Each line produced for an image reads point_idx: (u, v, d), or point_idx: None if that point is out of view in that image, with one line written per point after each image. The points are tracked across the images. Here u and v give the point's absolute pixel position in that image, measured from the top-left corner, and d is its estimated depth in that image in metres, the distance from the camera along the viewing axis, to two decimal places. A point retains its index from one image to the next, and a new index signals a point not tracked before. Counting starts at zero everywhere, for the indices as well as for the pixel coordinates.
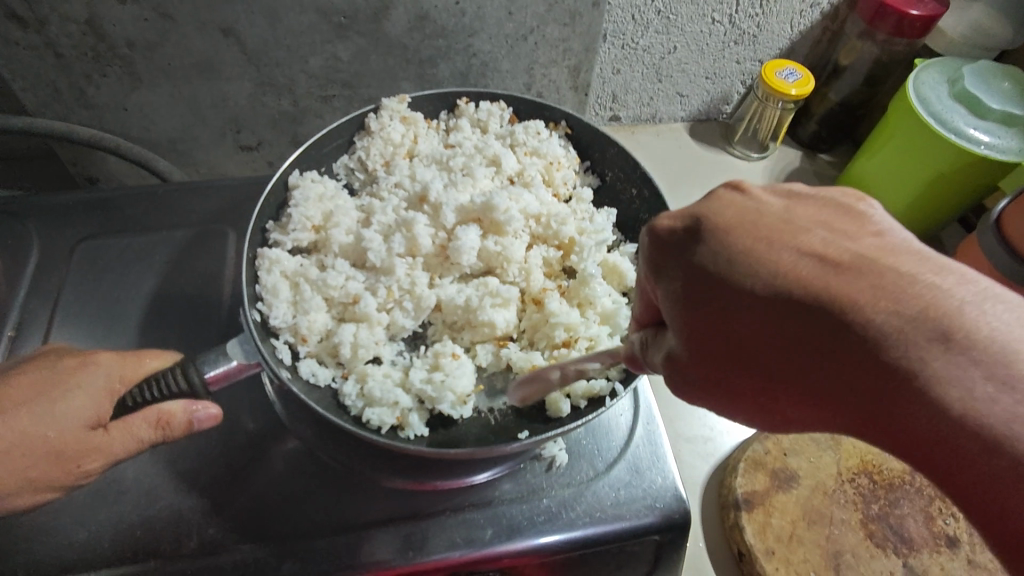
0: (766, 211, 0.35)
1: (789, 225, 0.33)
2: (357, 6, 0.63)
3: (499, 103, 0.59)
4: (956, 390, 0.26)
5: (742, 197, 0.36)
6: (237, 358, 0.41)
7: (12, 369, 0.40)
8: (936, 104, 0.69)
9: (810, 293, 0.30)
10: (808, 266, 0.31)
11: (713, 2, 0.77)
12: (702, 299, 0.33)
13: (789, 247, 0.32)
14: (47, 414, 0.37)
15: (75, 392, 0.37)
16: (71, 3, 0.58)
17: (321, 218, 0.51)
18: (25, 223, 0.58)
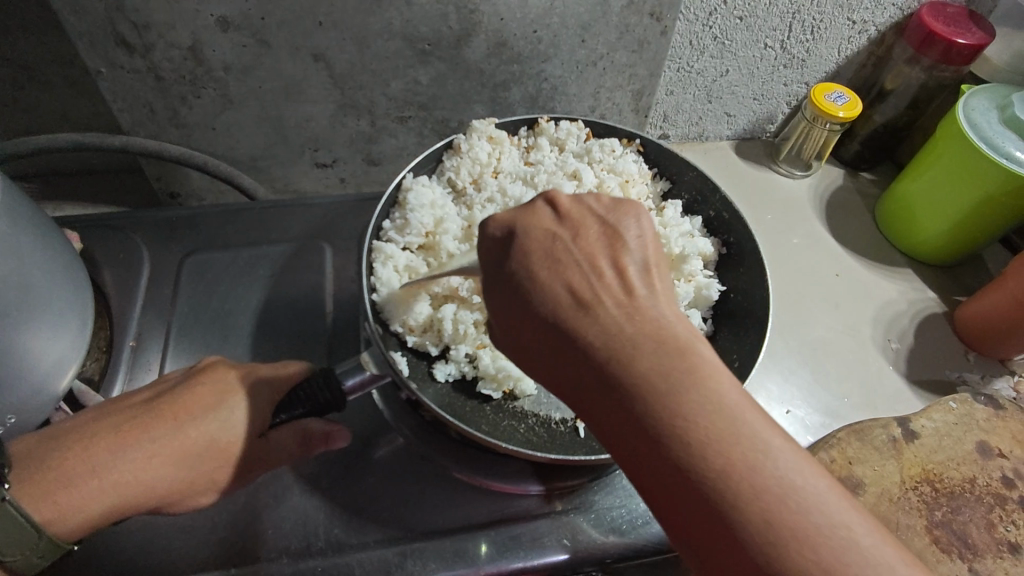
0: (565, 237, 0.39)
1: (576, 261, 0.38)
2: (442, 34, 0.66)
3: (576, 123, 0.62)
4: (689, 442, 0.32)
5: (552, 229, 0.39)
6: (369, 368, 0.44)
7: (180, 378, 0.44)
8: (986, 129, 0.72)
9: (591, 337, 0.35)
10: (621, 307, 0.36)
11: (768, 29, 0.81)
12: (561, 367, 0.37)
13: (598, 291, 0.36)
14: (227, 421, 0.42)
15: (247, 402, 0.43)
16: (178, 30, 0.62)
17: (433, 224, 0.56)
18: (133, 239, 0.61)
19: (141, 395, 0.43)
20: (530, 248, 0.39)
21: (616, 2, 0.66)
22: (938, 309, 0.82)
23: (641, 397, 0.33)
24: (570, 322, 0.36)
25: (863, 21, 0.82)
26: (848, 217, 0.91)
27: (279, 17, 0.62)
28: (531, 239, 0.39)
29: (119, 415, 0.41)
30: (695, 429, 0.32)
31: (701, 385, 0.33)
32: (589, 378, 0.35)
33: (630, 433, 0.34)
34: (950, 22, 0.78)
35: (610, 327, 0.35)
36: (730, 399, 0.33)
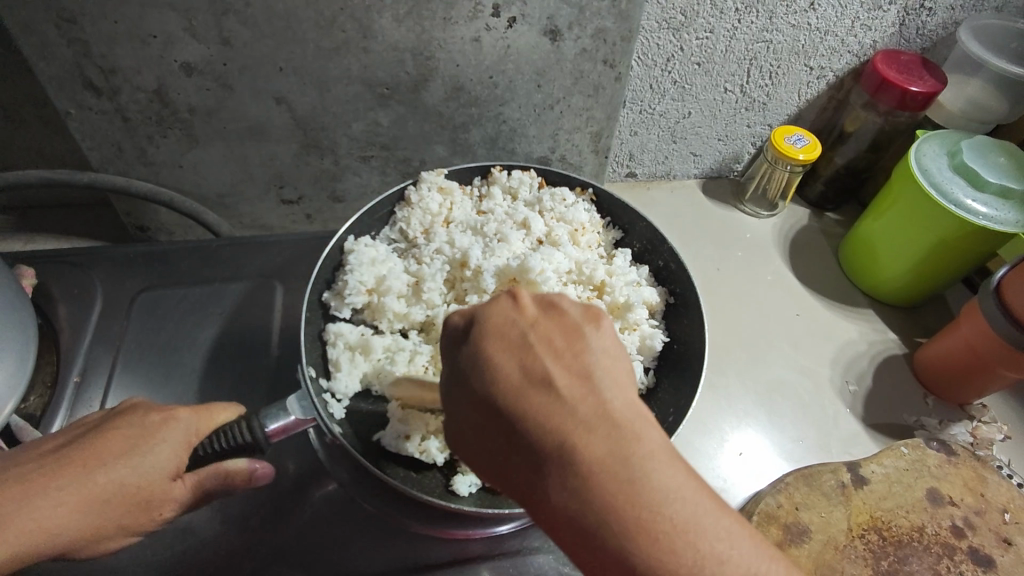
0: (523, 323, 0.41)
1: (528, 345, 0.39)
2: (400, 79, 0.69)
3: (528, 172, 0.64)
4: (635, 520, 0.33)
5: (513, 314, 0.41)
6: (295, 413, 0.46)
7: (102, 420, 0.44)
8: (937, 176, 0.73)
9: (499, 386, 0.38)
10: (530, 390, 0.37)
11: (726, 74, 0.83)
12: (486, 438, 0.38)
13: (534, 367, 0.38)
14: (139, 465, 0.42)
15: (160, 445, 0.43)
16: (143, 75, 0.64)
17: (374, 282, 0.57)
18: (89, 274, 0.62)
19: (66, 435, 0.43)
20: (498, 332, 0.41)
21: (569, 49, 0.69)
22: (897, 351, 0.82)
23: (585, 476, 0.34)
24: (514, 405, 0.37)
25: (820, 67, 0.84)
26: (810, 257, 0.92)
27: (241, 63, 0.65)
28: (495, 326, 0.41)
29: (31, 461, 0.41)
30: (630, 510, 0.33)
31: (642, 462, 0.35)
32: (530, 449, 0.36)
33: (549, 502, 0.35)
34: (903, 70, 0.80)
35: (568, 408, 0.36)
36: (666, 478, 0.35)
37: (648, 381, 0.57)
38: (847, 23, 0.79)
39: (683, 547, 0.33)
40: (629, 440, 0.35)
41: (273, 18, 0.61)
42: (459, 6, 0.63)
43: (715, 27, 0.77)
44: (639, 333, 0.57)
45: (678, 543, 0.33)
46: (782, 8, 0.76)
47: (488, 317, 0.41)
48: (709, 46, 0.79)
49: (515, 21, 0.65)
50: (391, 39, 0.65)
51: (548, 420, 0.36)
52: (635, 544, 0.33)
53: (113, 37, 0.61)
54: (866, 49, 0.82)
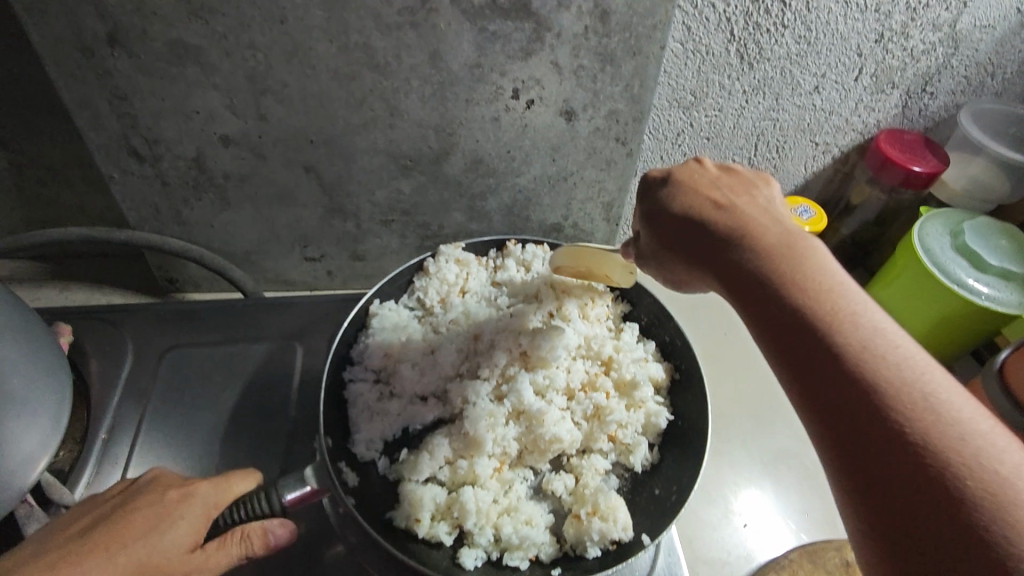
0: (722, 190, 0.52)
1: (731, 199, 0.51)
2: (422, 152, 0.73)
3: (542, 247, 0.68)
4: (918, 424, 0.37)
5: (762, 204, 0.51)
6: (309, 483, 0.49)
7: (125, 501, 0.46)
8: (940, 255, 0.75)
9: (747, 256, 0.47)
10: (730, 211, 0.50)
11: (734, 147, 0.86)
12: (768, 310, 0.45)
13: (719, 213, 0.50)
14: (159, 540, 0.43)
15: (180, 519, 0.45)
16: (184, 144, 0.69)
17: (394, 347, 0.62)
18: (122, 332, 0.66)
19: (90, 519, 0.45)
20: (693, 191, 0.52)
21: (583, 128, 0.73)
22: None
23: (831, 327, 0.42)
24: (730, 232, 0.49)
25: (826, 143, 0.87)
26: None
27: (275, 136, 0.69)
28: (692, 199, 0.52)
29: (57, 547, 0.42)
30: (846, 338, 0.42)
31: (863, 332, 0.42)
32: (781, 321, 0.44)
33: (857, 434, 0.39)
34: (906, 149, 0.83)
35: (744, 219, 0.50)
36: (872, 318, 0.43)
37: (652, 458, 0.60)
38: (851, 104, 0.82)
39: (924, 398, 0.38)
40: (795, 253, 0.47)
41: (307, 97, 0.66)
42: (481, 89, 0.67)
43: (723, 106, 0.80)
44: (645, 410, 0.60)
45: (918, 384, 0.39)
46: (788, 90, 0.79)
47: (677, 191, 0.53)
48: (718, 123, 0.82)
49: (533, 103, 0.69)
50: (416, 117, 0.69)
51: (735, 231, 0.49)
52: (868, 363, 0.40)
53: (160, 112, 0.66)
54: (870, 127, 0.86)
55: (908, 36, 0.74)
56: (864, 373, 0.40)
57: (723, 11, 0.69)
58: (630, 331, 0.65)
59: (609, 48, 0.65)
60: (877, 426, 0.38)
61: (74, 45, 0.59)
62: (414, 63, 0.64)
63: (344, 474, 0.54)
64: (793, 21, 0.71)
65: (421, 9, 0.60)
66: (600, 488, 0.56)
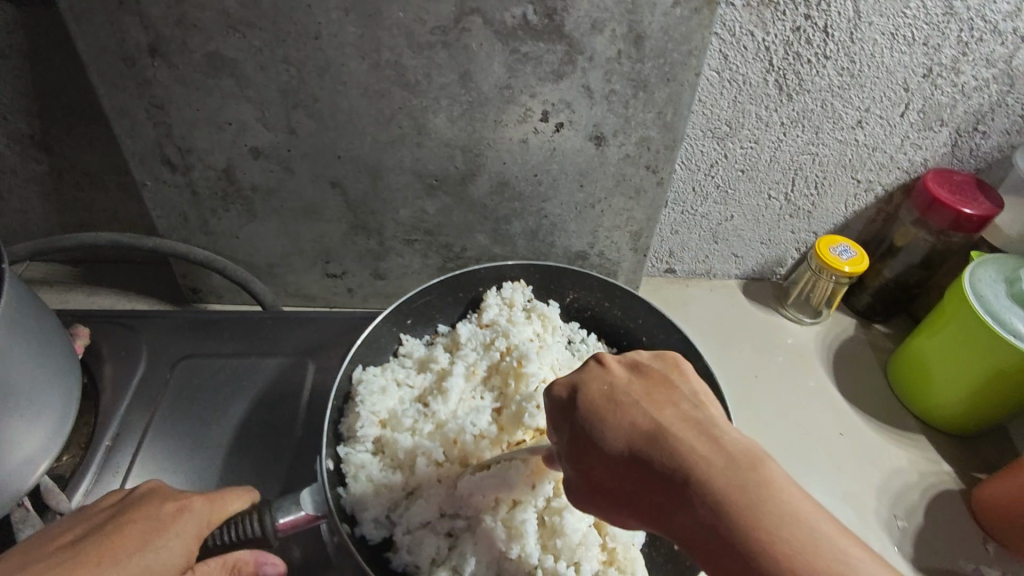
0: (617, 383, 0.47)
1: (634, 398, 0.45)
2: (448, 173, 0.72)
3: (519, 283, 0.67)
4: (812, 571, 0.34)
5: (605, 374, 0.48)
6: (305, 507, 0.47)
7: (119, 510, 0.44)
8: (993, 303, 0.71)
9: (673, 456, 0.40)
10: (656, 432, 0.42)
11: (770, 182, 0.83)
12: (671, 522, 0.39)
13: (640, 416, 0.44)
14: (147, 563, 0.40)
15: (172, 540, 0.42)
16: (215, 155, 0.70)
17: (386, 414, 0.59)
18: (138, 336, 0.65)
19: (83, 527, 0.43)
20: (594, 396, 0.46)
21: (613, 154, 0.71)
22: (953, 485, 0.76)
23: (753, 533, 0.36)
24: (660, 456, 0.41)
25: (868, 181, 0.83)
26: (856, 373, 0.88)
27: (304, 150, 0.70)
28: (615, 389, 0.47)
29: (40, 561, 0.39)
30: (764, 516, 0.36)
31: (781, 502, 0.37)
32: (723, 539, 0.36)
33: (730, 562, 0.36)
34: (956, 190, 0.78)
35: (656, 429, 0.42)
36: (779, 482, 0.38)
37: None
38: (896, 141, 0.79)
39: None
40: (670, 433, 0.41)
41: (337, 113, 0.66)
42: (510, 110, 0.67)
43: (760, 138, 0.78)
44: None
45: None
46: (828, 124, 0.77)
47: (590, 396, 0.46)
48: (753, 155, 0.80)
49: (563, 127, 0.68)
50: (443, 137, 0.69)
51: (732, 524, 0.36)
52: (734, 505, 0.37)
53: (194, 123, 0.67)
54: (917, 166, 0.82)
55: (958, 72, 0.71)
56: (727, 509, 0.37)
57: (762, 40, 0.68)
58: None
59: (642, 74, 0.64)
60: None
61: (117, 54, 0.61)
62: (445, 82, 0.64)
63: (343, 499, 0.53)
64: (836, 52, 0.69)
65: (454, 29, 0.60)
66: (627, 544, 0.52)
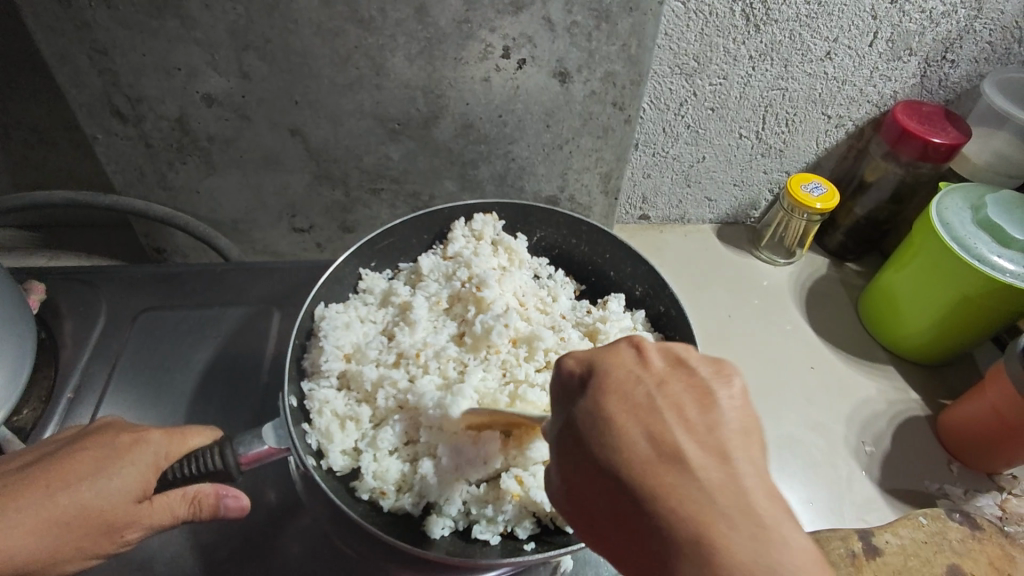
0: (647, 381, 0.39)
1: (657, 403, 0.38)
2: (410, 116, 0.70)
3: (490, 214, 0.65)
4: None
5: (637, 371, 0.40)
6: (268, 441, 0.46)
7: (78, 438, 0.44)
8: (959, 231, 0.71)
9: (632, 456, 0.36)
10: (649, 460, 0.36)
11: (741, 120, 0.82)
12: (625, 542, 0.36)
13: (640, 436, 0.37)
14: (101, 488, 0.41)
15: (127, 468, 0.42)
16: (166, 104, 0.67)
17: (351, 348, 0.58)
18: (96, 292, 0.64)
19: (45, 449, 0.44)
20: (621, 394, 0.39)
21: (578, 91, 0.70)
22: (920, 412, 0.78)
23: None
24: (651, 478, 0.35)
25: (839, 116, 0.83)
26: (828, 309, 0.89)
27: (259, 95, 0.67)
28: (614, 377, 0.40)
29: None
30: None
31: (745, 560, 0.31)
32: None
33: None
34: (925, 121, 0.78)
35: (636, 447, 0.36)
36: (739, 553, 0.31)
37: None
38: (865, 72, 0.78)
39: None
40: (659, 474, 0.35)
41: (290, 55, 0.64)
42: (470, 47, 0.65)
43: (729, 74, 0.76)
44: None
45: None
46: (797, 57, 0.75)
47: (610, 373, 0.40)
48: (723, 92, 0.79)
49: (525, 63, 0.67)
50: (402, 77, 0.67)
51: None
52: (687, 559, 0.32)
53: (141, 69, 0.64)
54: (886, 99, 0.81)
55: None
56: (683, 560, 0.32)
57: None
58: (615, 302, 0.63)
59: (604, 3, 0.62)
60: None
61: None
62: (400, 18, 0.62)
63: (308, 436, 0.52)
64: None
65: None
66: None
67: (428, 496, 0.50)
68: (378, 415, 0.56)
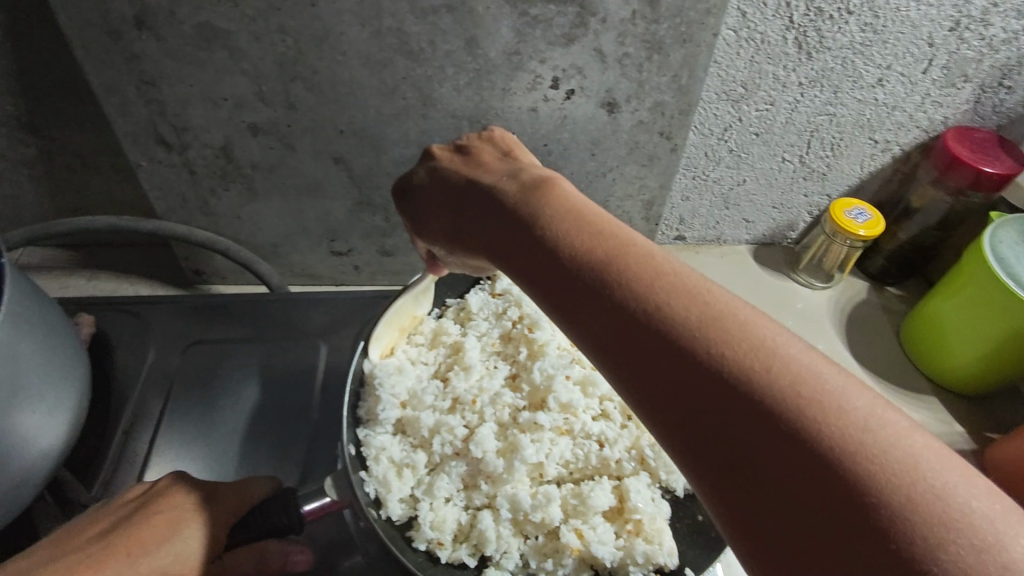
0: (574, 201, 0.44)
1: (584, 212, 0.43)
2: (455, 145, 0.70)
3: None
4: (787, 400, 0.31)
5: (559, 198, 0.44)
6: (330, 495, 0.47)
7: (145, 499, 0.44)
8: (1013, 264, 0.70)
9: (600, 268, 0.39)
10: (597, 252, 0.40)
11: (785, 144, 0.81)
12: (600, 322, 0.37)
13: (571, 233, 0.41)
14: (183, 553, 0.42)
15: (203, 529, 0.44)
16: (211, 133, 0.67)
17: (406, 394, 0.58)
18: (144, 323, 0.64)
19: (109, 513, 0.43)
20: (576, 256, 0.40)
21: (626, 121, 0.68)
22: (965, 446, 0.77)
23: (723, 341, 0.33)
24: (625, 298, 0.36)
25: (886, 141, 0.81)
26: (869, 336, 0.88)
27: (304, 125, 0.67)
28: (543, 204, 0.44)
29: (71, 554, 0.40)
30: (716, 348, 0.33)
31: (740, 321, 0.34)
32: (748, 427, 0.31)
33: (691, 414, 0.32)
34: (978, 149, 0.76)
35: (579, 238, 0.41)
36: (758, 322, 0.35)
37: None
38: (917, 98, 0.76)
39: (839, 419, 0.30)
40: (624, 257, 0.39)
41: (337, 85, 0.63)
42: (519, 78, 0.64)
43: (776, 99, 0.75)
44: None
45: (798, 377, 0.31)
46: (848, 83, 0.74)
47: (541, 203, 0.44)
48: (768, 117, 0.77)
49: (574, 94, 0.65)
50: (449, 107, 0.66)
51: (689, 360, 0.33)
52: (686, 343, 0.34)
53: (187, 99, 0.64)
54: (936, 124, 0.79)
55: (987, 24, 0.68)
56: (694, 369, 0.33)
57: None
58: None
59: (658, 35, 0.61)
60: (720, 406, 0.32)
61: (102, 28, 0.58)
62: (450, 49, 0.61)
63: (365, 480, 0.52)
64: (860, 7, 0.66)
65: None
66: (652, 514, 0.52)
67: (487, 550, 0.50)
68: (434, 462, 0.56)
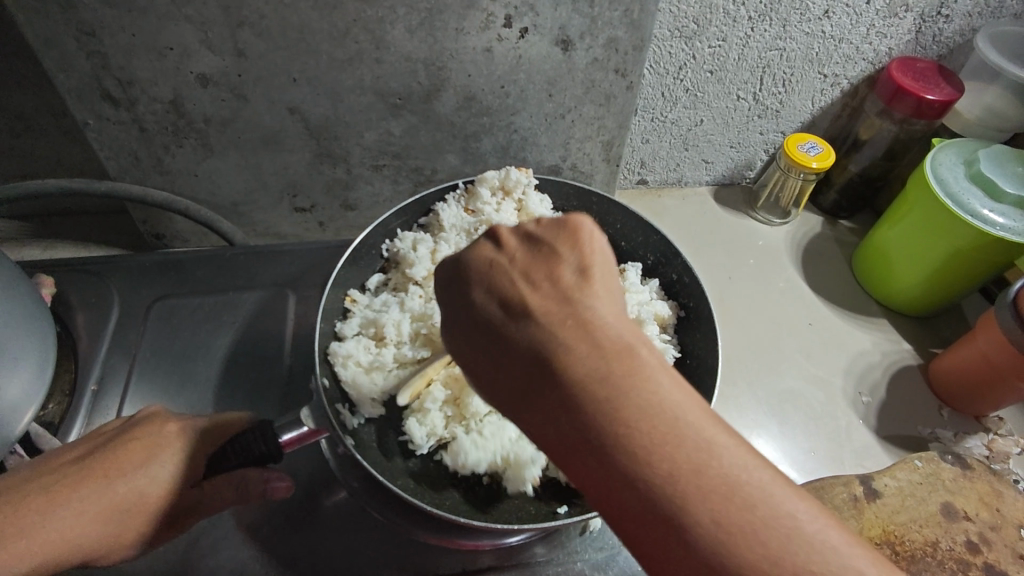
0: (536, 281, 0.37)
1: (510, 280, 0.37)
2: (412, 90, 0.69)
3: (525, 171, 0.67)
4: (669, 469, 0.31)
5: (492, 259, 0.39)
6: (308, 423, 0.49)
7: (120, 431, 0.49)
8: (953, 185, 0.73)
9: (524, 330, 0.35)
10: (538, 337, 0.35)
11: (739, 81, 0.82)
12: (529, 405, 0.35)
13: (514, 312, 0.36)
14: (158, 475, 0.47)
15: (178, 453, 0.48)
16: (159, 86, 0.65)
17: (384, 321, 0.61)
18: (106, 281, 0.63)
19: (88, 444, 0.48)
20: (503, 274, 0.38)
21: (581, 59, 0.69)
22: (912, 361, 0.82)
23: (655, 446, 0.31)
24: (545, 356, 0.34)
25: (835, 75, 0.83)
26: (822, 265, 0.92)
27: (256, 74, 0.65)
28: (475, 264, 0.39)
29: (48, 475, 0.44)
30: (632, 407, 0.32)
31: (660, 391, 0.33)
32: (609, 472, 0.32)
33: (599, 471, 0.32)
34: (919, 78, 0.79)
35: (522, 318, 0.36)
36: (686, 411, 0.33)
37: None
38: (862, 30, 0.78)
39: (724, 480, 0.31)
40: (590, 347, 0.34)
41: (287, 30, 0.62)
42: (471, 16, 0.63)
43: (728, 35, 0.76)
44: None
45: (702, 468, 0.31)
46: (796, 16, 0.75)
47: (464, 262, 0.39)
48: (722, 54, 0.78)
49: (528, 32, 0.65)
50: (403, 50, 0.65)
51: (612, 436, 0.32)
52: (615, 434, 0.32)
53: (131, 49, 0.62)
54: (881, 56, 0.82)
55: None
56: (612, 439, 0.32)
57: None
58: (633, 274, 0.66)
59: None
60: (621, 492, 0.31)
61: None
62: None
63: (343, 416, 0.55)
64: None
65: None
66: None
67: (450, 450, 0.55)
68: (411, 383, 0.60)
